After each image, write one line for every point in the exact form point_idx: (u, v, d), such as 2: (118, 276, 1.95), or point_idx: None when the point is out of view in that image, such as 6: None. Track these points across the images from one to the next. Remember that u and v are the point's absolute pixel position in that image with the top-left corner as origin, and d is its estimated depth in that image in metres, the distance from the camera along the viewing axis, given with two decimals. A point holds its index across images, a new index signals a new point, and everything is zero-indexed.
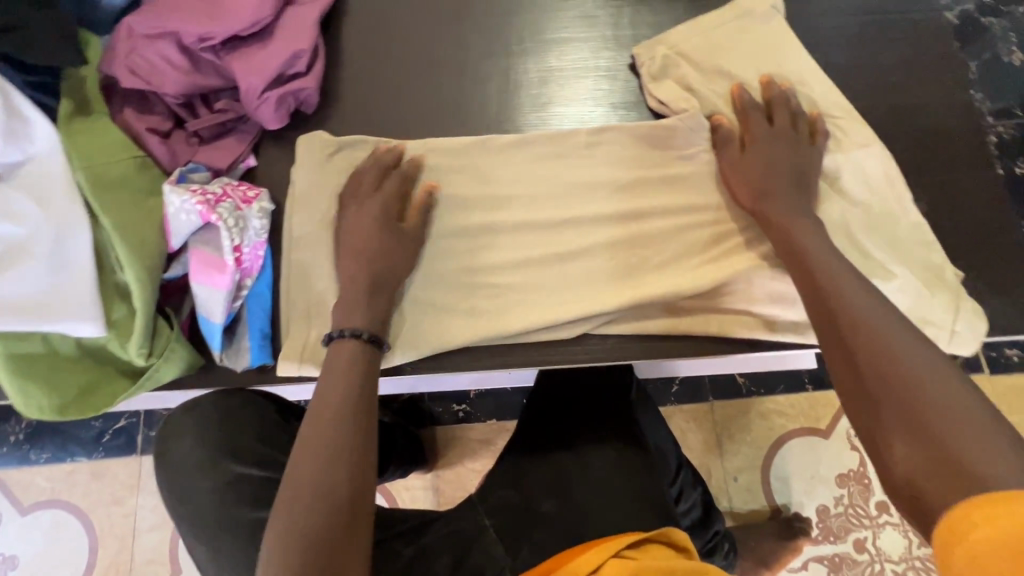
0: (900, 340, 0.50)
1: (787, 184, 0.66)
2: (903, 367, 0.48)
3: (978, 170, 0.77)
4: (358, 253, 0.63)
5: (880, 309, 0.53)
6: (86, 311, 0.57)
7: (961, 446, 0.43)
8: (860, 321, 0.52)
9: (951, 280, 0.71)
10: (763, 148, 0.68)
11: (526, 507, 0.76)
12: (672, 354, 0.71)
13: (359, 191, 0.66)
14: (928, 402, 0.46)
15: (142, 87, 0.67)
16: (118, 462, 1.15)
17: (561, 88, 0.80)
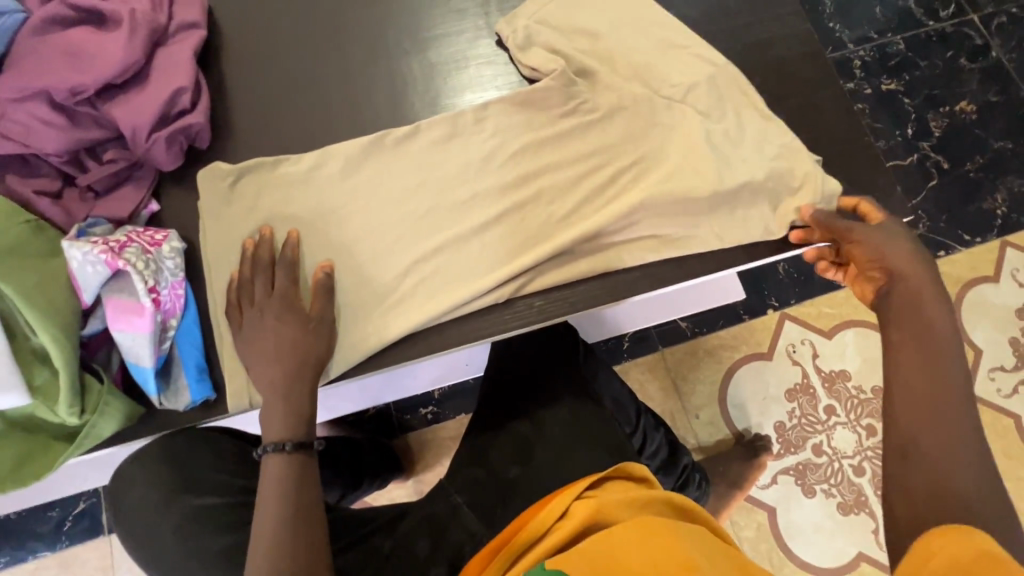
0: (934, 289, 0.62)
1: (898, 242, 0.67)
2: (915, 388, 0.56)
3: (831, 88, 0.86)
4: (278, 391, 0.64)
5: (920, 256, 0.65)
6: (4, 382, 0.56)
7: (945, 442, 0.53)
8: (895, 262, 0.64)
9: (816, 168, 0.79)
10: (878, 235, 0.68)
11: (494, 477, 0.80)
12: (592, 305, 0.76)
13: (256, 307, 0.66)
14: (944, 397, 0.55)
15: (21, 150, 0.67)
16: (85, 546, 1.11)
17: (446, 80, 0.84)
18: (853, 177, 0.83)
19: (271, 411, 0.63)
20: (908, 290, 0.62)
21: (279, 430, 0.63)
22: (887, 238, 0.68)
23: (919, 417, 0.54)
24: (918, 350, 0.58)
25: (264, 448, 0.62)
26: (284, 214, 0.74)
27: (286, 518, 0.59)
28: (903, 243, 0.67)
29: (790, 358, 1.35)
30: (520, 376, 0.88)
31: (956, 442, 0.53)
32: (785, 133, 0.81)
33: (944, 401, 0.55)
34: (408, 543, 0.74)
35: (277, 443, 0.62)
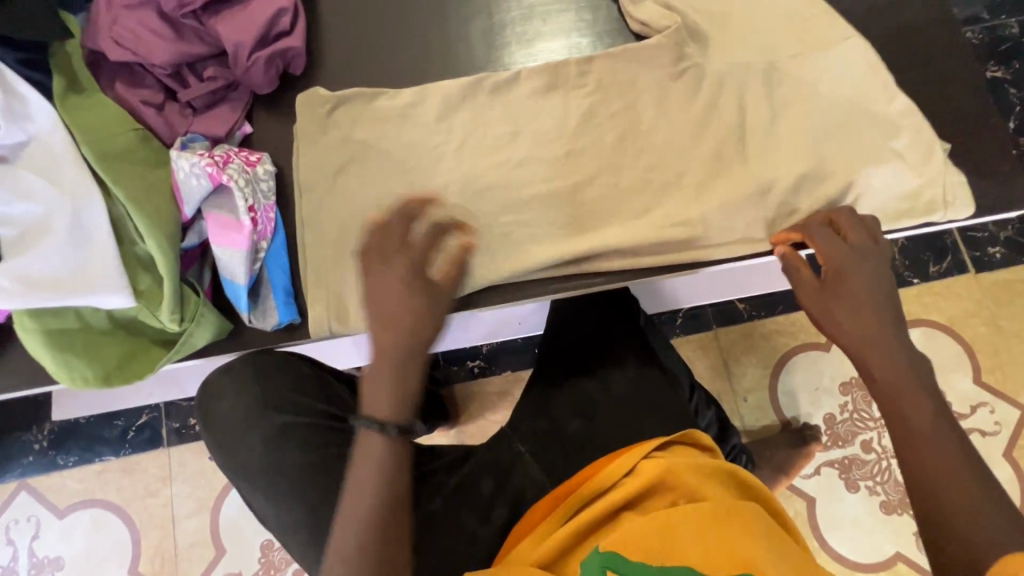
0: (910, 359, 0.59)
1: (867, 285, 0.62)
2: (924, 446, 0.54)
3: (957, 63, 0.80)
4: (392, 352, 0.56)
5: (884, 314, 0.61)
6: (112, 283, 0.57)
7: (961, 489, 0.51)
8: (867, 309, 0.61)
9: (940, 154, 0.74)
10: (853, 268, 0.63)
11: (555, 430, 0.80)
12: (667, 270, 0.73)
13: (380, 253, 0.57)
14: (927, 449, 0.53)
15: (129, 58, 0.66)
16: (146, 456, 1.17)
17: (545, 24, 0.81)
18: (974, 162, 0.77)
19: (378, 380, 0.56)
20: (893, 345, 0.59)
21: None
22: (853, 280, 0.63)
23: (931, 462, 0.53)
24: (900, 402, 0.56)
25: (369, 423, 0.55)
26: (376, 149, 0.73)
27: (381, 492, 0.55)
28: (873, 292, 0.62)
29: None
30: (588, 337, 0.88)
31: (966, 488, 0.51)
32: (904, 109, 0.76)
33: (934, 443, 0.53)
34: (469, 483, 0.76)
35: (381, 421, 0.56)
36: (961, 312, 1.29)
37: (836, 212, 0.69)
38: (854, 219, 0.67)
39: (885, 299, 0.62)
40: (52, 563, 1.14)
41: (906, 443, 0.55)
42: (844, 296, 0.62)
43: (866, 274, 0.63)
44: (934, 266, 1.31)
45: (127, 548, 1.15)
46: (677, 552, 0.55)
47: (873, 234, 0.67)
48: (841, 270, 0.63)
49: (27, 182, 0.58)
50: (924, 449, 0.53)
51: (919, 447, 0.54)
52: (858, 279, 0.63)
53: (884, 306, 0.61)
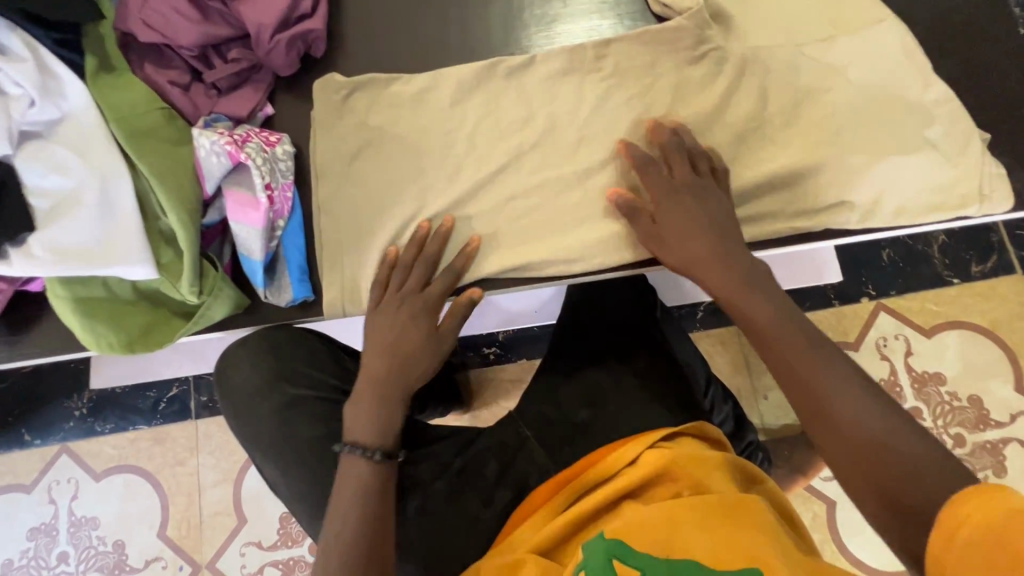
0: (752, 273, 0.63)
1: (701, 224, 0.64)
2: (831, 397, 0.55)
3: (1004, 46, 0.75)
4: (373, 387, 0.63)
5: (724, 239, 0.64)
6: (137, 254, 0.60)
7: (876, 433, 0.52)
8: (703, 244, 0.64)
9: (977, 145, 0.70)
10: (671, 207, 0.65)
11: (562, 417, 0.80)
12: (621, 269, 0.72)
13: (399, 297, 0.66)
14: (836, 404, 0.54)
15: (158, 40, 0.69)
16: (175, 427, 1.23)
17: (564, 6, 0.79)
18: (1019, 153, 0.72)
19: (359, 409, 0.62)
20: (740, 267, 0.63)
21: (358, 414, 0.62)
22: (686, 220, 0.65)
23: (839, 410, 0.54)
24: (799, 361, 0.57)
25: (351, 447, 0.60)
26: (393, 134, 0.74)
27: (365, 515, 0.58)
28: (704, 223, 0.64)
29: (879, 352, 1.23)
30: (599, 329, 0.88)
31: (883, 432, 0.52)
32: (944, 95, 0.72)
33: (841, 393, 0.55)
34: (474, 465, 0.76)
35: (366, 446, 0.60)
36: (1004, 315, 1.22)
37: (659, 138, 0.70)
38: (665, 135, 0.69)
39: (712, 225, 0.64)
40: (88, 522, 1.21)
41: (813, 394, 0.55)
42: (671, 236, 0.65)
43: (695, 203, 0.65)
44: (976, 265, 1.24)
45: (156, 512, 1.21)
46: (680, 546, 0.53)
47: (697, 154, 0.68)
48: (664, 207, 0.66)
49: (58, 156, 0.60)
50: (832, 397, 0.55)
51: (826, 399, 0.55)
52: (686, 212, 0.65)
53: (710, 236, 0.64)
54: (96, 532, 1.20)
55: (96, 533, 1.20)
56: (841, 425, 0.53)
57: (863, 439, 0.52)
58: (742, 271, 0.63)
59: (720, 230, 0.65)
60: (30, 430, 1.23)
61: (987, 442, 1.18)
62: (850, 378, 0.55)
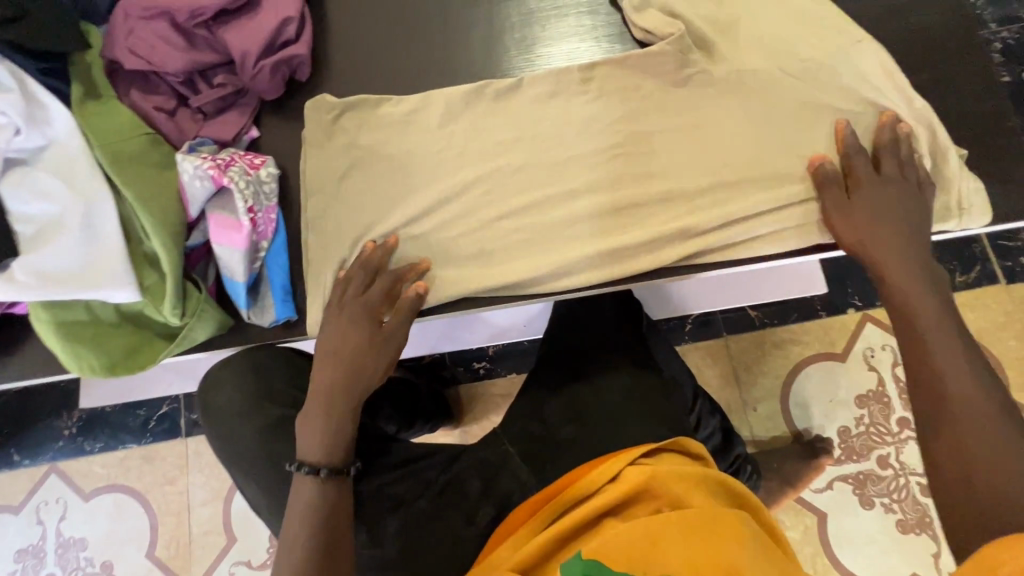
0: (925, 275, 0.62)
1: (894, 216, 0.64)
2: (962, 393, 0.53)
3: (972, 65, 0.77)
4: (322, 399, 0.62)
5: (869, 230, 0.65)
6: (119, 278, 0.61)
7: (990, 435, 0.50)
8: (885, 236, 0.64)
9: (955, 160, 0.71)
10: (867, 192, 0.66)
11: (546, 433, 0.81)
12: (593, 287, 0.73)
13: (342, 312, 0.66)
14: (951, 393, 0.54)
15: (144, 67, 0.70)
16: (165, 445, 1.23)
17: (544, 29, 0.81)
18: (990, 168, 0.74)
19: (311, 426, 0.62)
20: (908, 262, 0.63)
21: (314, 436, 0.61)
22: (868, 211, 0.65)
23: (957, 406, 0.53)
24: (931, 347, 0.57)
25: (301, 467, 0.60)
26: (375, 155, 0.75)
27: (312, 539, 0.57)
28: (903, 211, 0.65)
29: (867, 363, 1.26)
30: (584, 345, 0.89)
31: (1005, 441, 0.49)
32: (921, 110, 0.73)
33: (962, 393, 0.53)
34: (457, 484, 0.77)
35: (314, 464, 0.61)
36: (989, 324, 1.24)
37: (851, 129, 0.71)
38: (895, 122, 0.71)
39: (901, 215, 0.65)
40: (77, 543, 1.20)
41: (934, 392, 0.54)
42: (855, 217, 0.66)
43: (879, 189, 0.66)
44: (960, 276, 1.26)
45: (145, 532, 1.20)
46: (656, 563, 0.54)
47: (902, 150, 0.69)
48: (864, 185, 0.67)
49: (42, 182, 0.61)
50: (954, 399, 0.53)
51: (959, 393, 0.53)
52: (885, 194, 0.66)
53: (902, 229, 0.64)
54: (84, 553, 1.20)
55: (84, 554, 1.20)
56: (947, 420, 0.52)
57: (992, 440, 0.50)
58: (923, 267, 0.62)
59: (863, 228, 0.65)
60: (19, 451, 1.23)
61: None
62: (982, 381, 0.54)
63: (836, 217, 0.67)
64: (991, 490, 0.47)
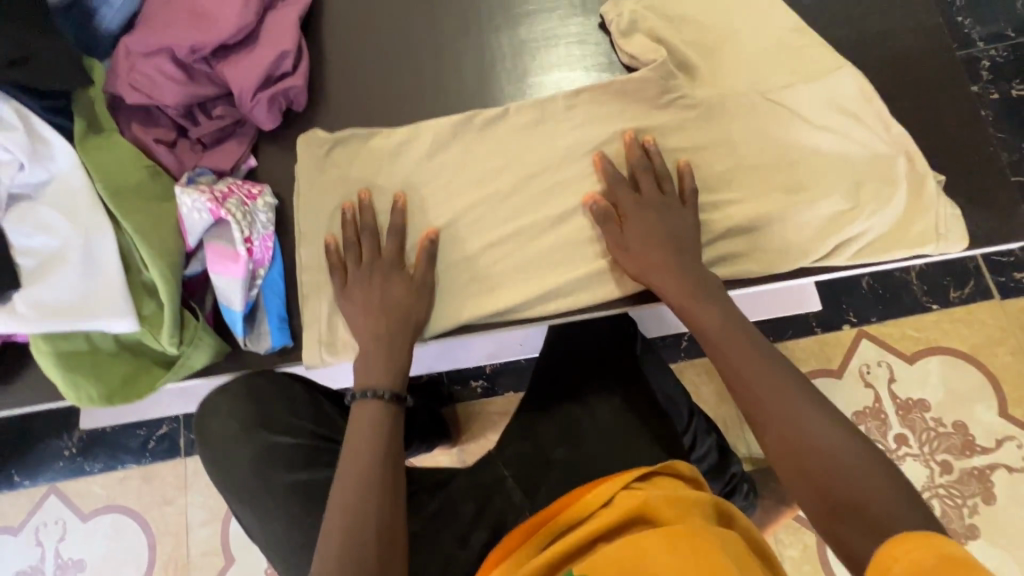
0: (728, 315, 0.63)
1: (664, 241, 0.67)
2: (798, 427, 0.53)
3: (954, 91, 0.78)
4: (383, 350, 0.66)
5: (684, 240, 0.68)
6: (119, 308, 0.62)
7: (838, 461, 0.51)
8: (664, 252, 0.67)
9: (932, 188, 0.73)
10: (637, 219, 0.68)
11: (540, 456, 0.82)
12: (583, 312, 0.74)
13: (363, 265, 0.70)
14: (800, 440, 0.53)
15: (145, 102, 0.72)
16: (165, 465, 1.23)
17: (534, 59, 0.83)
18: (973, 193, 0.75)
19: (367, 358, 0.66)
20: (696, 277, 0.66)
21: (375, 377, 0.65)
22: (666, 244, 0.67)
23: (801, 442, 0.53)
24: (758, 390, 0.57)
25: (363, 393, 0.64)
26: (371, 184, 0.77)
27: (363, 518, 0.56)
28: (669, 234, 0.68)
29: (863, 379, 1.24)
30: (577, 365, 0.89)
31: (846, 458, 0.51)
32: (900, 137, 0.74)
33: (807, 421, 0.54)
34: (451, 506, 0.78)
35: (376, 390, 0.64)
36: (985, 340, 1.24)
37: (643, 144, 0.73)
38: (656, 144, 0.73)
39: (675, 231, 0.68)
40: (75, 564, 1.20)
41: (779, 433, 0.54)
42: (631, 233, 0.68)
43: (646, 218, 0.68)
44: (954, 291, 1.26)
45: (143, 553, 1.20)
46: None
47: (659, 176, 0.71)
48: (629, 214, 0.69)
49: (45, 216, 0.63)
50: (799, 427, 0.53)
51: (790, 428, 0.54)
52: (646, 220, 0.68)
53: (677, 254, 0.67)
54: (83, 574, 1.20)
55: None
56: (798, 455, 0.52)
57: (827, 471, 0.51)
58: (691, 283, 0.66)
59: (644, 239, 0.68)
60: (19, 471, 1.23)
61: (974, 468, 1.19)
62: (818, 405, 0.55)
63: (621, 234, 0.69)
64: (864, 510, 0.48)
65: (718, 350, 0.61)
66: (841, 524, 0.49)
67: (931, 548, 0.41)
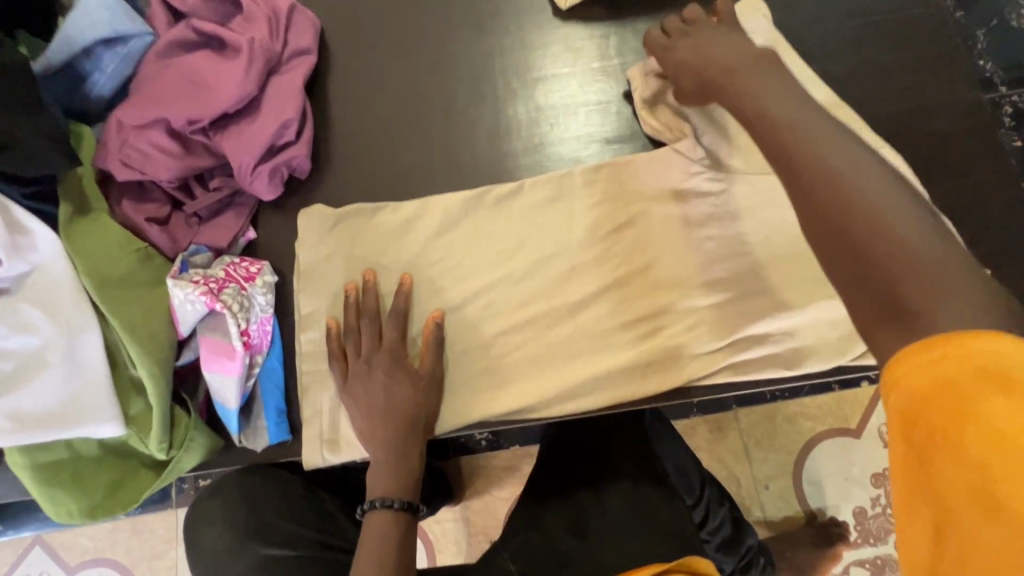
0: (860, 159, 0.42)
1: (725, 42, 0.60)
2: (896, 262, 0.38)
3: (997, 171, 0.74)
4: (389, 451, 0.62)
5: (735, 46, 0.57)
6: (104, 414, 0.58)
7: (929, 273, 0.37)
8: (717, 50, 0.58)
9: None
10: (691, 40, 0.64)
11: (550, 549, 0.76)
12: (600, 409, 0.69)
13: (365, 360, 0.65)
14: (860, 207, 0.40)
15: (137, 177, 0.68)
16: (155, 517, 1.18)
17: (552, 127, 0.79)
18: (1015, 284, 0.71)
19: (376, 463, 0.62)
20: (750, 74, 0.52)
21: (385, 483, 0.61)
22: (716, 40, 0.61)
23: (901, 289, 0.37)
24: (859, 243, 0.39)
25: (372, 501, 0.60)
26: (377, 264, 0.72)
27: None
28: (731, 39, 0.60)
29: (882, 440, 1.22)
30: (582, 447, 0.84)
31: (931, 261, 0.37)
32: None
33: (913, 258, 0.37)
34: None
35: (385, 497, 0.61)
36: None
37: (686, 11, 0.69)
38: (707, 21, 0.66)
39: (726, 39, 0.60)
40: None
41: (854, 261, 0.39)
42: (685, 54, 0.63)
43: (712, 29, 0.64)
44: None
45: None
46: None
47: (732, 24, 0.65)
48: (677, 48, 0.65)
49: (25, 315, 0.58)
50: (888, 269, 0.38)
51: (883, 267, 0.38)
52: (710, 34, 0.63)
53: (736, 44, 0.58)
54: None
55: None
56: (856, 238, 0.39)
57: (897, 284, 0.37)
58: (733, 56, 0.55)
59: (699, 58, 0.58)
60: None
61: None
62: (945, 262, 0.37)
63: (680, 57, 0.64)
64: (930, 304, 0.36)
65: (744, 106, 0.50)
66: (875, 314, 0.38)
67: (939, 354, 0.34)
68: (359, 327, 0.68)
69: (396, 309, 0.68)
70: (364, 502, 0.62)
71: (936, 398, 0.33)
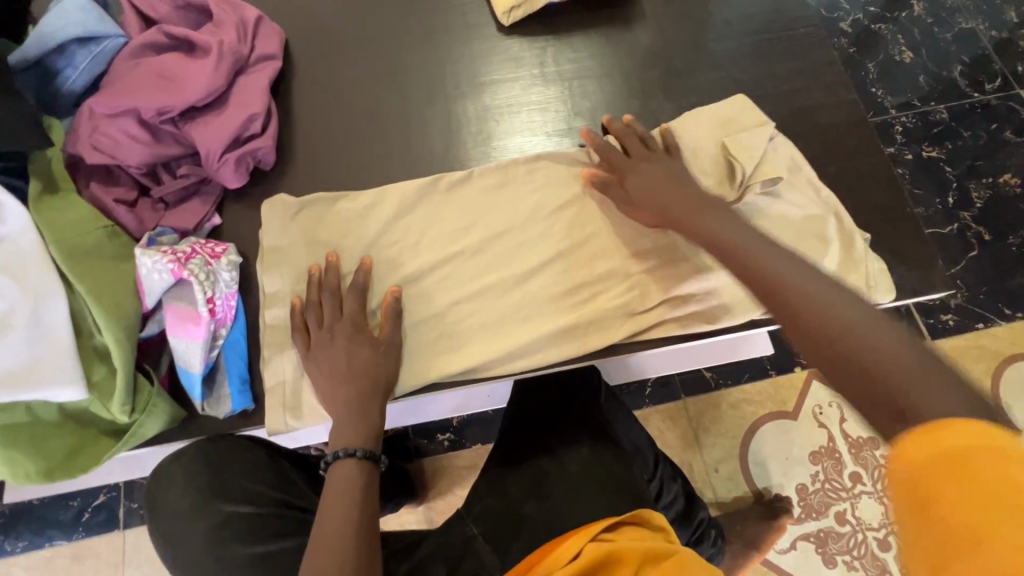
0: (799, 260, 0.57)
1: (670, 182, 0.72)
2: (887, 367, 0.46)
3: (873, 156, 0.88)
4: (352, 409, 0.66)
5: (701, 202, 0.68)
6: (66, 376, 0.59)
7: (902, 370, 0.45)
8: (692, 208, 0.67)
9: (860, 247, 0.79)
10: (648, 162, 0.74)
11: (509, 512, 0.81)
12: (546, 367, 0.75)
13: (327, 330, 0.69)
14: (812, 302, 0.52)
15: (106, 161, 0.72)
16: (100, 540, 1.12)
17: (499, 124, 0.88)
18: (894, 250, 0.84)
19: (339, 419, 0.65)
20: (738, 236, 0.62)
21: (348, 435, 0.65)
22: (666, 183, 0.71)
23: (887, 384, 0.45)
24: (860, 352, 0.48)
25: (336, 452, 0.64)
26: (337, 244, 0.78)
27: None
28: (671, 173, 0.73)
29: (817, 420, 1.31)
30: (538, 417, 0.88)
31: (914, 367, 0.45)
32: (827, 200, 0.82)
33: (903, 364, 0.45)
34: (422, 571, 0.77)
35: (348, 448, 0.64)
36: None
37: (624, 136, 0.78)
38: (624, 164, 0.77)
39: (684, 179, 0.72)
40: None
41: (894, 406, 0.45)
42: (646, 184, 0.72)
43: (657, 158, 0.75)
44: None
45: None
46: None
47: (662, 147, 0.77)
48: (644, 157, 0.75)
49: None
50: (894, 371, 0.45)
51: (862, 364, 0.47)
52: (653, 162, 0.74)
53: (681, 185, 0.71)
54: None
55: None
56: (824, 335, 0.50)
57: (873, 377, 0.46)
58: (718, 222, 0.64)
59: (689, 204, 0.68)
60: None
61: None
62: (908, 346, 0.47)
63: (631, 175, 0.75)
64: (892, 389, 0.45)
65: (736, 255, 0.60)
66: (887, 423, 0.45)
67: (931, 438, 0.40)
68: (321, 302, 0.71)
69: (355, 285, 0.72)
70: (328, 455, 0.65)
71: (937, 473, 0.39)
